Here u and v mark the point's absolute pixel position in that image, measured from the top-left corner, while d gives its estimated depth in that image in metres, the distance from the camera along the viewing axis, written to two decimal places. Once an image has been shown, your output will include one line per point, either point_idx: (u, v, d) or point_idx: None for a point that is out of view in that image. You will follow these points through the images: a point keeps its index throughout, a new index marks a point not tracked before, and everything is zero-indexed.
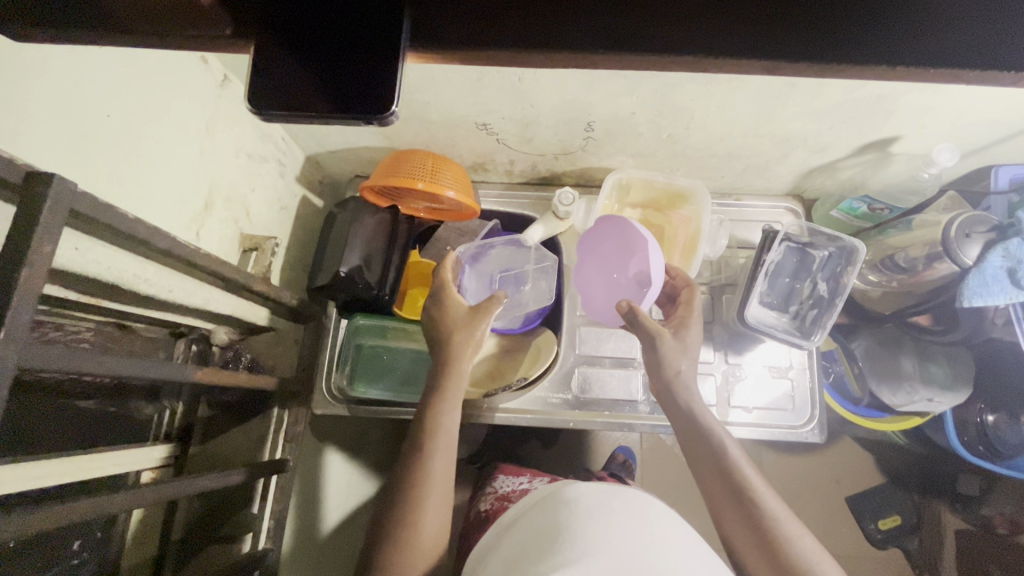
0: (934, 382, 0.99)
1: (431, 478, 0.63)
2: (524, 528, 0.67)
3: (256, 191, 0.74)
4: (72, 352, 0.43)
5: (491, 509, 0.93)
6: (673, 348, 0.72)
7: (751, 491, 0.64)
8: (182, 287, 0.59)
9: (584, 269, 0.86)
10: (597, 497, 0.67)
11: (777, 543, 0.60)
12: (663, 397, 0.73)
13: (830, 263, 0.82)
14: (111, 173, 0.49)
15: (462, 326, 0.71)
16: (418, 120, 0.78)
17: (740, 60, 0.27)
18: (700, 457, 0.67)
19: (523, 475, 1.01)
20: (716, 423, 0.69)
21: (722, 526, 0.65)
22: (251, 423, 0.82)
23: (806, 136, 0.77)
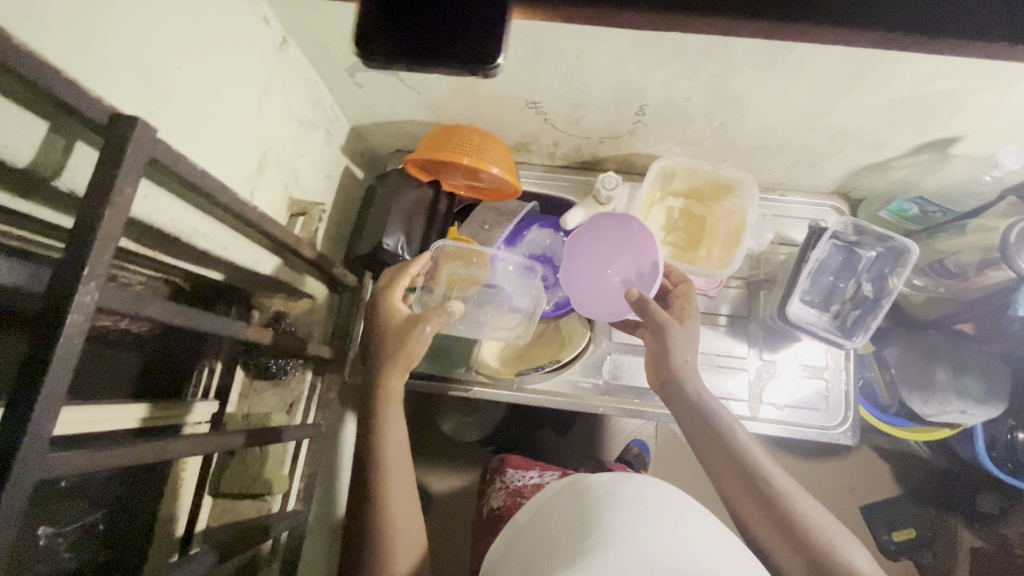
0: (969, 394, 0.96)
1: (390, 493, 0.65)
2: (542, 521, 0.67)
3: (305, 157, 0.75)
4: (139, 296, 0.44)
5: (505, 503, 0.94)
6: (680, 338, 0.73)
7: (763, 473, 0.63)
8: (234, 245, 0.59)
9: (579, 258, 0.85)
10: (612, 486, 0.66)
11: (795, 522, 0.60)
12: (668, 386, 0.73)
13: (876, 264, 0.80)
14: (177, 125, 0.50)
15: (393, 343, 0.70)
16: (467, 95, 0.78)
17: None
18: (706, 445, 0.67)
19: (535, 468, 1.01)
20: (722, 408, 0.69)
21: (737, 512, 0.65)
22: (285, 386, 0.82)
23: (862, 132, 0.75)
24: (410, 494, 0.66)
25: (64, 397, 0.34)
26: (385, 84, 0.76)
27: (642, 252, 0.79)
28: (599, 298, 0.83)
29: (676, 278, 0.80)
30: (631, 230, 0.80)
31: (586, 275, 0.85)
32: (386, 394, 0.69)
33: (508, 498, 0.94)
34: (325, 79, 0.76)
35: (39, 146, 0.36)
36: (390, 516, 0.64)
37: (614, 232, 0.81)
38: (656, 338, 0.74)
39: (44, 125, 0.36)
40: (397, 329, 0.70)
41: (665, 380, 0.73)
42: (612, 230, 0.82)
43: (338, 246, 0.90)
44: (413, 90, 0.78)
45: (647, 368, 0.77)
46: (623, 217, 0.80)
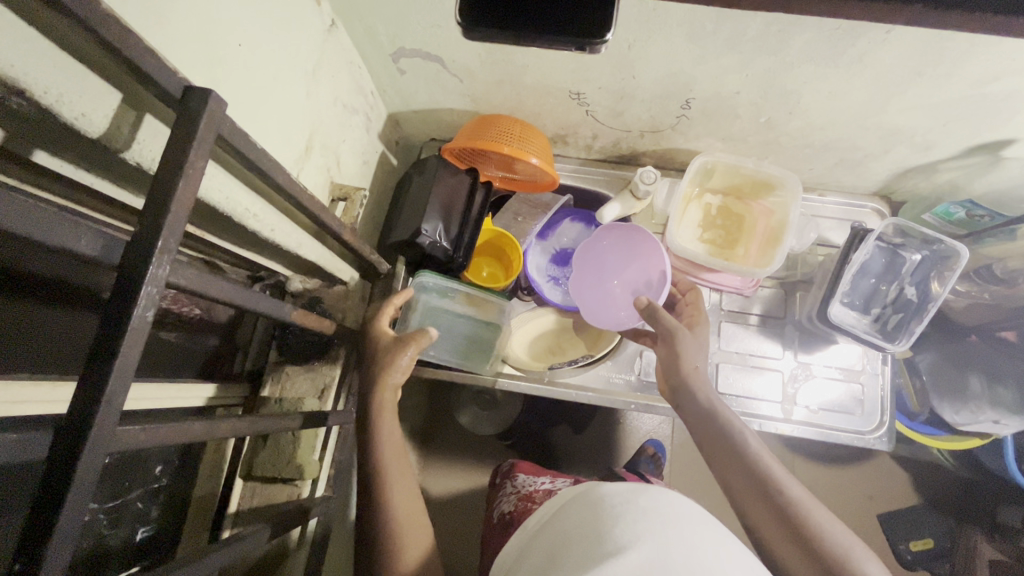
0: (1003, 404, 0.94)
1: (394, 494, 0.65)
2: (555, 526, 0.66)
3: (346, 143, 0.74)
4: (197, 274, 0.44)
5: (514, 510, 0.92)
6: (690, 345, 0.72)
7: (775, 482, 0.60)
8: (279, 228, 0.59)
9: (589, 265, 0.87)
10: (625, 496, 0.65)
11: (809, 534, 0.57)
12: (678, 394, 0.71)
13: (922, 268, 0.78)
14: (235, 103, 0.49)
15: (383, 364, 0.71)
16: (510, 84, 0.77)
17: (966, 11, 0.26)
18: (716, 453, 0.65)
19: (544, 476, 1.00)
20: (734, 415, 0.66)
21: (750, 523, 0.62)
22: (318, 370, 0.81)
23: (914, 131, 0.73)
24: (413, 498, 0.66)
25: (134, 372, 0.33)
26: (428, 70, 0.76)
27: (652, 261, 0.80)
28: (607, 306, 0.85)
29: (684, 288, 0.83)
30: (638, 240, 0.83)
31: (593, 284, 0.87)
32: (378, 416, 0.68)
33: (519, 502, 0.93)
34: (368, 64, 0.75)
35: (112, 116, 0.36)
36: (393, 518, 0.64)
37: (622, 242, 0.84)
38: (665, 348, 0.73)
39: (116, 97, 0.36)
40: (386, 352, 0.71)
41: (676, 387, 0.72)
42: (620, 241, 0.85)
43: (371, 233, 0.89)
44: (455, 77, 0.77)
45: (658, 376, 0.76)
46: (631, 228, 0.83)
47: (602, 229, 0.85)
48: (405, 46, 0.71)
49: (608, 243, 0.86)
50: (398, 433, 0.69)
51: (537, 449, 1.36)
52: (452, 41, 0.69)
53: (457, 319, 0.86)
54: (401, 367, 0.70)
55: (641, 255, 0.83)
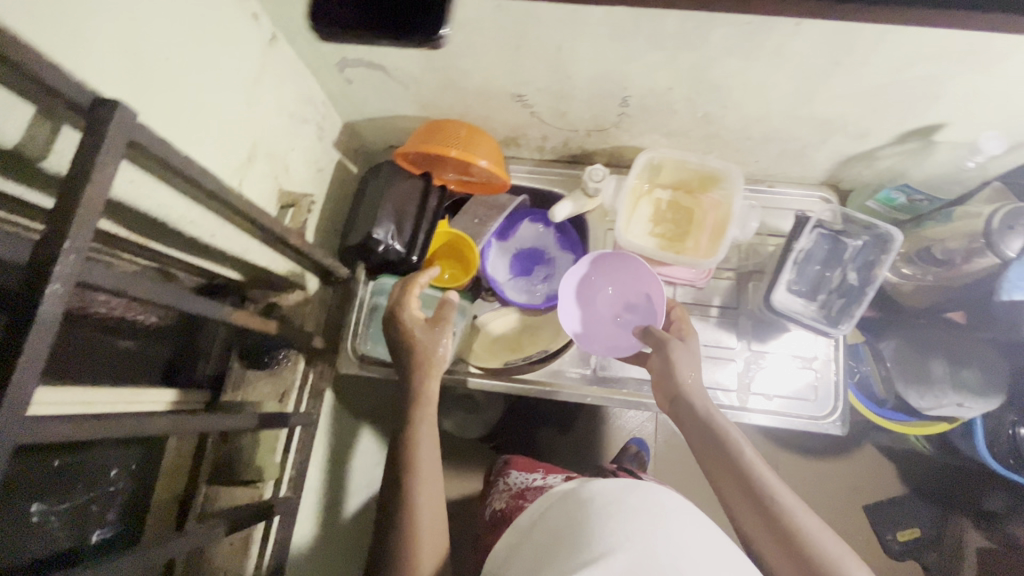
0: (966, 387, 0.97)
1: (419, 498, 0.66)
2: (548, 520, 0.67)
3: (296, 151, 0.77)
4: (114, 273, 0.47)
5: (507, 507, 0.93)
6: (685, 355, 0.74)
7: (769, 491, 0.63)
8: (221, 233, 0.61)
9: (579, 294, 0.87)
10: (613, 494, 0.65)
11: (798, 539, 0.59)
12: (675, 404, 0.73)
13: (863, 253, 0.79)
14: (165, 115, 0.52)
15: (424, 349, 0.73)
16: (454, 90, 0.80)
17: None
18: (711, 462, 0.67)
19: (536, 471, 1.00)
20: (729, 427, 0.68)
21: (743, 530, 0.64)
22: (278, 374, 0.84)
23: (846, 120, 0.75)
24: (436, 499, 0.68)
25: (42, 368, 0.35)
26: (374, 78, 0.78)
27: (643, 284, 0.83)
28: (596, 334, 0.85)
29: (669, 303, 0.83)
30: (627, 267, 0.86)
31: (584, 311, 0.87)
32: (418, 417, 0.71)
33: (510, 500, 0.94)
34: (316, 75, 0.78)
35: (25, 128, 0.38)
36: (416, 522, 0.65)
37: (608, 269, 0.87)
38: (661, 360, 0.74)
39: (30, 110, 0.38)
40: (423, 335, 0.74)
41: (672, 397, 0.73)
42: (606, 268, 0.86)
43: (331, 239, 0.92)
44: (401, 85, 0.79)
45: (653, 386, 0.77)
46: (619, 256, 0.86)
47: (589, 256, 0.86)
48: (349, 57, 0.74)
49: (599, 271, 0.87)
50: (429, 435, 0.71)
51: (522, 451, 1.37)
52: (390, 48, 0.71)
53: None
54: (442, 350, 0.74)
55: (626, 282, 0.87)
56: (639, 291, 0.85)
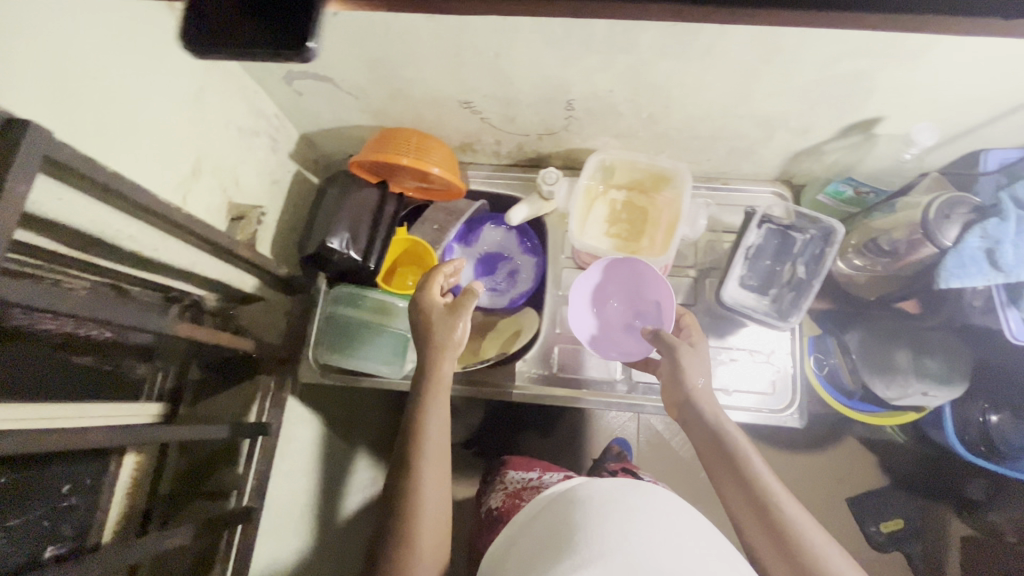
0: (930, 375, 0.97)
1: (423, 504, 0.65)
2: (544, 521, 0.67)
3: (247, 164, 0.78)
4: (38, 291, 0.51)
5: (502, 506, 0.93)
6: (694, 360, 0.73)
7: (773, 498, 0.63)
8: (166, 247, 0.62)
9: (587, 301, 0.86)
10: (611, 495, 0.67)
11: (800, 550, 0.59)
12: (684, 410, 0.73)
13: (810, 247, 0.81)
14: (96, 134, 0.52)
15: (440, 337, 0.73)
16: (403, 99, 0.81)
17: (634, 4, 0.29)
18: (718, 468, 0.67)
19: (533, 470, 1.00)
20: (738, 434, 0.68)
21: (744, 536, 0.64)
22: (240, 387, 0.87)
23: (787, 116, 0.76)
24: (440, 504, 0.67)
25: None
26: (322, 89, 0.79)
27: (654, 292, 0.82)
28: (607, 341, 0.84)
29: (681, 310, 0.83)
30: (638, 274, 0.84)
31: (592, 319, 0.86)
32: (424, 421, 0.70)
33: (506, 498, 0.94)
34: (265, 88, 0.79)
35: None
36: (418, 527, 0.64)
37: (619, 276, 0.85)
38: (669, 365, 0.74)
39: None
40: (439, 321, 0.73)
41: (682, 403, 0.73)
42: (616, 275, 0.85)
43: (291, 250, 0.92)
44: (350, 95, 0.80)
45: (662, 391, 0.77)
46: (629, 262, 0.84)
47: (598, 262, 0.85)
48: (294, 70, 0.75)
49: (608, 278, 0.85)
50: (442, 442, 0.70)
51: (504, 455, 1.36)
52: (333, 60, 0.72)
53: (366, 326, 0.87)
54: (458, 333, 0.72)
55: (636, 289, 0.85)
56: (649, 298, 0.84)
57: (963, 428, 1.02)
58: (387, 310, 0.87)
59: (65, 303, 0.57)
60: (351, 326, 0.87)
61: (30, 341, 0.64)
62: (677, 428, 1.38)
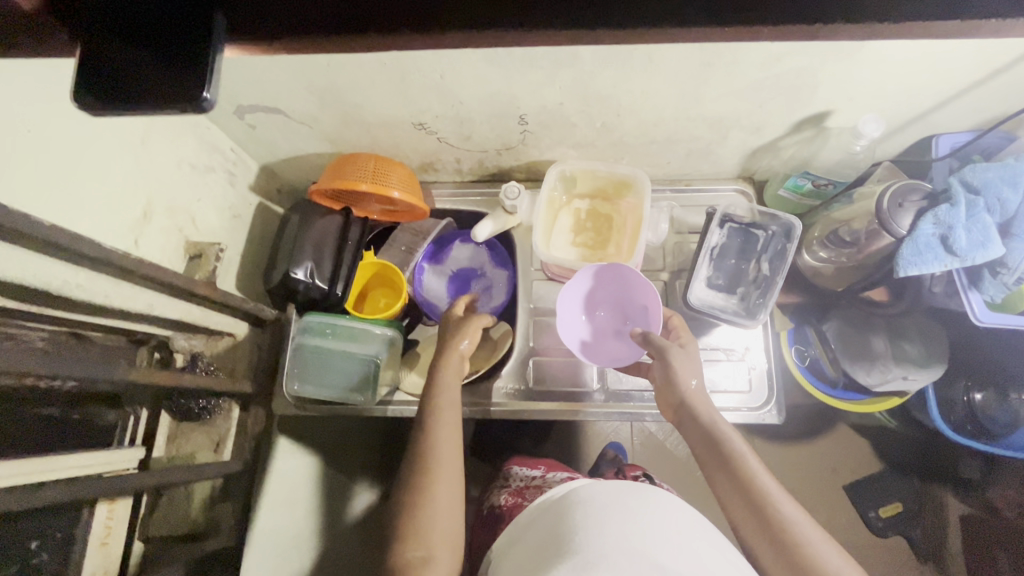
0: (907, 359, 0.98)
1: (423, 521, 0.63)
2: (543, 526, 0.66)
3: (204, 201, 0.77)
4: None
5: (507, 502, 0.89)
6: (685, 361, 0.72)
7: (770, 500, 0.61)
8: (118, 293, 0.61)
9: (576, 309, 0.84)
10: (611, 496, 0.66)
11: (798, 550, 0.58)
12: (680, 413, 0.71)
13: (772, 243, 0.81)
14: (33, 188, 0.52)
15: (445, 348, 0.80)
16: (356, 124, 0.81)
17: (534, 29, 0.30)
18: (717, 473, 0.65)
19: (536, 469, 0.99)
20: (735, 436, 0.66)
21: (743, 538, 0.63)
22: (213, 424, 0.84)
23: (738, 116, 0.76)
24: (450, 520, 0.65)
25: None
26: (275, 121, 0.79)
27: (642, 296, 0.81)
28: (598, 348, 0.83)
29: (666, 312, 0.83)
30: (625, 278, 0.83)
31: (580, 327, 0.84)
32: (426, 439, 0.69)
33: (510, 497, 0.91)
34: (217, 124, 0.79)
35: None
36: (420, 544, 0.62)
37: (608, 282, 0.83)
38: (660, 369, 0.73)
39: None
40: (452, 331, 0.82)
41: (678, 406, 0.72)
42: (605, 280, 0.83)
43: (257, 283, 0.92)
44: (304, 125, 0.80)
45: (658, 395, 0.76)
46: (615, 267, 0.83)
47: (588, 268, 0.83)
48: (244, 104, 0.75)
49: (597, 284, 0.84)
50: (449, 453, 0.69)
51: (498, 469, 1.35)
52: (282, 92, 0.72)
53: (334, 354, 0.86)
54: (464, 343, 0.79)
55: (625, 293, 0.83)
56: (636, 302, 0.83)
57: (948, 409, 1.02)
58: (357, 336, 0.87)
59: (7, 362, 0.54)
60: (319, 355, 0.86)
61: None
62: (669, 429, 1.37)
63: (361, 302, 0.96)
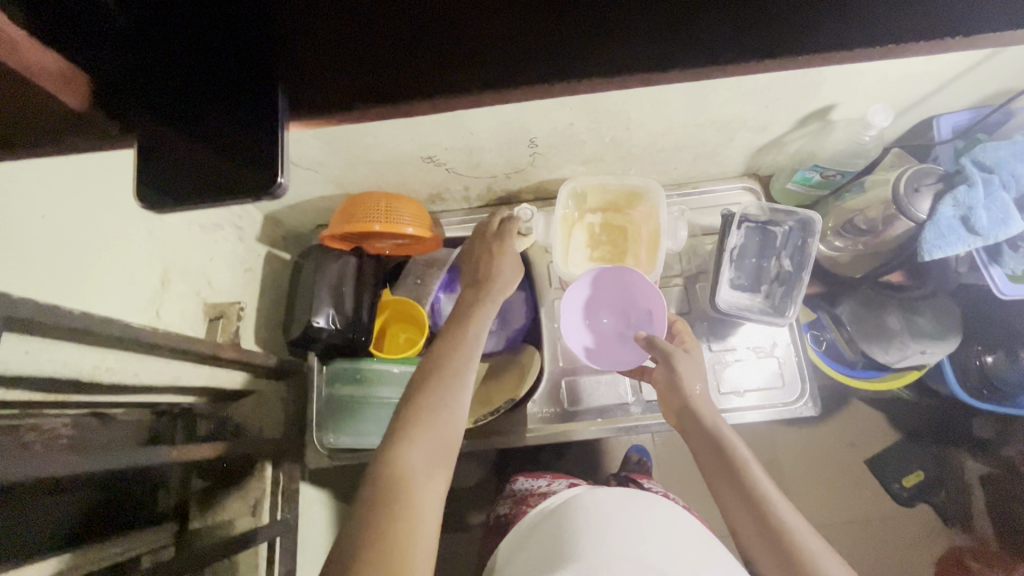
0: (924, 334, 0.90)
1: (422, 425, 0.56)
2: (543, 533, 0.65)
3: (215, 259, 0.75)
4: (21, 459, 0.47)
5: (510, 511, 0.87)
6: (688, 364, 0.67)
7: (773, 509, 0.56)
8: (146, 369, 0.59)
9: (577, 313, 0.80)
10: (615, 504, 0.66)
11: (803, 564, 0.52)
12: (682, 418, 0.66)
13: (791, 238, 0.82)
14: (54, 276, 0.49)
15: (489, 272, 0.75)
16: (364, 164, 0.79)
17: (588, 79, 0.30)
18: (719, 481, 0.60)
19: (542, 478, 0.94)
20: (739, 441, 0.61)
21: (746, 550, 0.58)
22: (247, 487, 0.82)
23: (745, 118, 0.77)
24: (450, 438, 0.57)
25: None
26: None
27: (646, 299, 0.77)
28: (601, 353, 0.79)
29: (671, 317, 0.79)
30: (628, 283, 0.79)
31: (582, 331, 0.80)
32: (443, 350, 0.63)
33: (514, 505, 0.87)
34: None
35: None
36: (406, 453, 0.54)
37: (610, 285, 0.80)
38: (664, 373, 0.68)
39: None
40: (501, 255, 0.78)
41: (680, 410, 0.67)
42: (607, 285, 0.80)
43: (274, 333, 0.89)
44: (311, 171, 0.79)
45: (660, 400, 0.71)
46: (617, 272, 0.79)
47: (589, 274, 0.79)
48: None
49: (599, 286, 0.80)
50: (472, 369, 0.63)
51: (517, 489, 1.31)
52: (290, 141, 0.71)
53: (365, 400, 0.84)
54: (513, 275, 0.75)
55: (628, 298, 0.80)
56: (641, 306, 0.78)
57: (962, 373, 1.00)
58: (384, 379, 0.84)
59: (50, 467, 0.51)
60: (351, 403, 0.85)
61: (28, 494, 0.56)
62: None
63: (381, 340, 0.94)
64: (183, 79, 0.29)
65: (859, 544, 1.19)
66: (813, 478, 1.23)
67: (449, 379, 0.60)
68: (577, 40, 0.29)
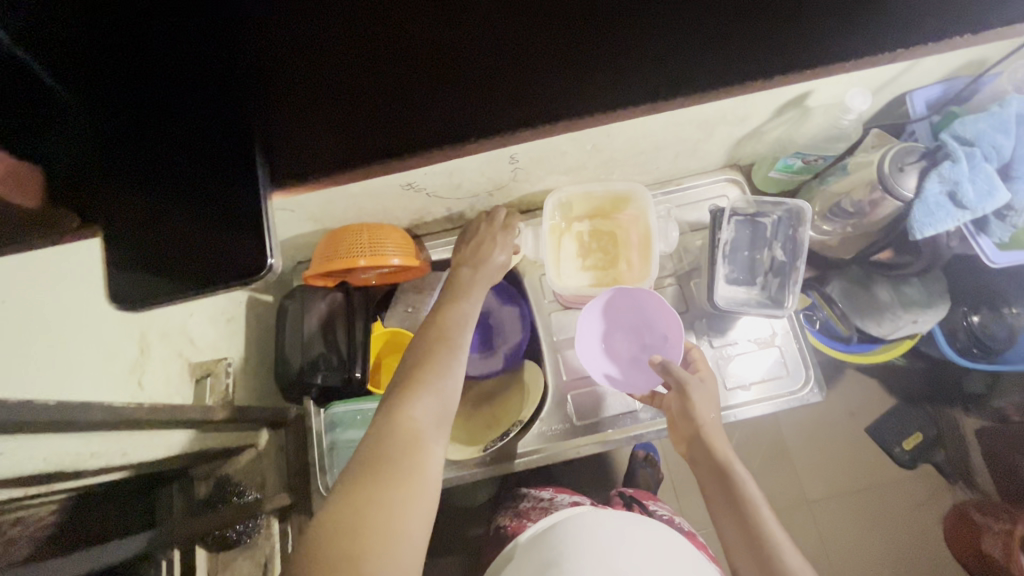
0: (913, 302, 0.91)
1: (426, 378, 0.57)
2: (539, 558, 0.63)
3: (197, 314, 0.70)
4: None
5: (511, 523, 0.84)
6: (702, 393, 0.65)
7: (779, 553, 0.55)
8: (135, 445, 0.56)
9: (591, 336, 0.78)
10: (617, 531, 0.64)
11: None
12: (693, 448, 0.64)
13: (781, 227, 0.82)
14: (24, 368, 0.46)
15: (478, 253, 0.77)
16: (342, 199, 0.76)
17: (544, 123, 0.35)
18: (725, 518, 0.59)
19: (546, 490, 0.91)
20: (749, 476, 0.60)
21: None
22: (252, 547, 0.77)
23: (723, 114, 0.76)
24: (452, 395, 0.58)
25: None
26: None
27: (664, 326, 0.75)
28: (614, 375, 0.78)
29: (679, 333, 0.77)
30: (645, 306, 0.77)
31: (594, 352, 0.78)
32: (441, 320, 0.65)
33: (516, 519, 0.84)
34: None
35: None
36: (406, 405, 0.54)
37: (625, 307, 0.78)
38: (678, 401, 0.66)
39: None
40: (490, 236, 0.80)
41: (690, 439, 0.65)
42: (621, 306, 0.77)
43: (266, 381, 0.86)
44: (287, 211, 0.76)
45: (669, 424, 0.69)
46: (632, 295, 0.77)
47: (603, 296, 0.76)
48: None
49: (615, 307, 0.78)
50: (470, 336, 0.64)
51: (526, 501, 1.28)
52: None
53: None
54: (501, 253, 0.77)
55: (645, 320, 0.78)
56: (658, 331, 0.77)
57: (952, 337, 1.00)
58: None
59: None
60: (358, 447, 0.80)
61: None
62: None
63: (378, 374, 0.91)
64: (164, 175, 0.35)
65: (869, 514, 1.20)
66: (818, 452, 1.23)
67: (449, 349, 0.61)
68: (519, 105, 0.36)
